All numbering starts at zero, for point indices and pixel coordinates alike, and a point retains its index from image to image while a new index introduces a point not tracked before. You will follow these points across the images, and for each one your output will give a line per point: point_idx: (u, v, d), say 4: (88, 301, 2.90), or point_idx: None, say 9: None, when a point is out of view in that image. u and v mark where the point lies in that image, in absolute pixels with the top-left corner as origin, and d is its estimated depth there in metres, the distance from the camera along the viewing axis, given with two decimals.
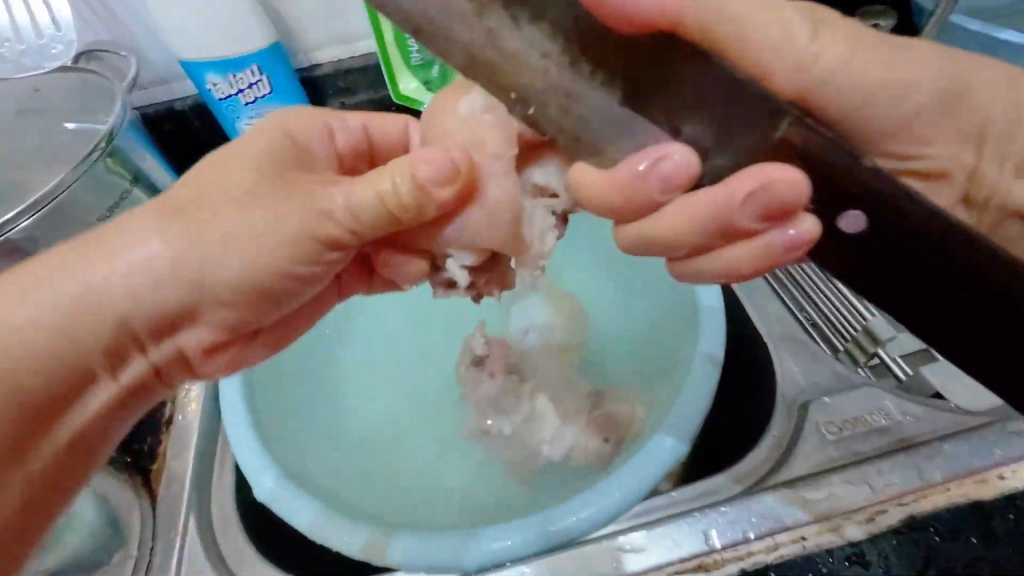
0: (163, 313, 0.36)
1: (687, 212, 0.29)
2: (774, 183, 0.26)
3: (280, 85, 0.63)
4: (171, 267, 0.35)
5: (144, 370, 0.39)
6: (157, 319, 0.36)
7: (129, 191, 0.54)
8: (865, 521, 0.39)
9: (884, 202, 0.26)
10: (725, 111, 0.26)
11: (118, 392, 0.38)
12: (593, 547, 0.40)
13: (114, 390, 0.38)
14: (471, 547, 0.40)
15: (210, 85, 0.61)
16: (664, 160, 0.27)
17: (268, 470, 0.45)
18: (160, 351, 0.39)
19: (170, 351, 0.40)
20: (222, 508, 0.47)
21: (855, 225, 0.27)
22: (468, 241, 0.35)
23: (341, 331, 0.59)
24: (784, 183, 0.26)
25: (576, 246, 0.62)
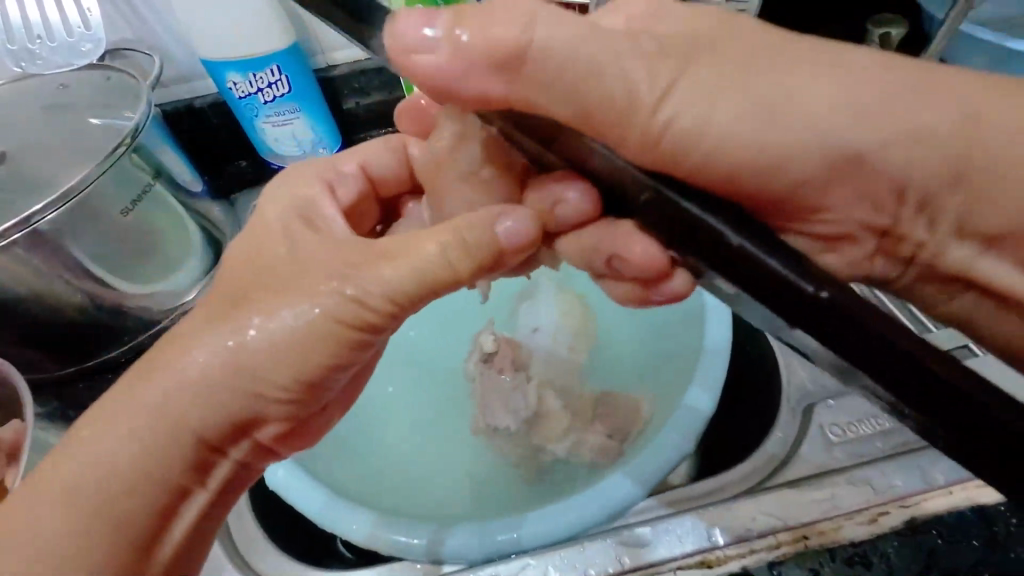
0: (229, 413, 0.34)
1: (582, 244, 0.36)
2: (631, 253, 0.33)
3: (299, 85, 0.64)
4: (208, 381, 0.33)
5: (227, 472, 0.36)
6: (226, 428, 0.34)
7: (150, 186, 0.55)
8: (866, 522, 0.39)
9: (733, 252, 0.26)
10: (614, 172, 0.29)
11: (211, 500, 0.36)
12: (599, 542, 0.40)
13: (206, 498, 0.36)
14: (480, 535, 0.41)
15: (230, 84, 0.63)
16: (561, 205, 0.34)
17: (281, 459, 0.46)
18: (239, 450, 0.36)
19: (246, 447, 0.37)
20: (235, 497, 0.48)
21: (693, 267, 0.31)
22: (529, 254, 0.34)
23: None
24: (635, 258, 0.33)
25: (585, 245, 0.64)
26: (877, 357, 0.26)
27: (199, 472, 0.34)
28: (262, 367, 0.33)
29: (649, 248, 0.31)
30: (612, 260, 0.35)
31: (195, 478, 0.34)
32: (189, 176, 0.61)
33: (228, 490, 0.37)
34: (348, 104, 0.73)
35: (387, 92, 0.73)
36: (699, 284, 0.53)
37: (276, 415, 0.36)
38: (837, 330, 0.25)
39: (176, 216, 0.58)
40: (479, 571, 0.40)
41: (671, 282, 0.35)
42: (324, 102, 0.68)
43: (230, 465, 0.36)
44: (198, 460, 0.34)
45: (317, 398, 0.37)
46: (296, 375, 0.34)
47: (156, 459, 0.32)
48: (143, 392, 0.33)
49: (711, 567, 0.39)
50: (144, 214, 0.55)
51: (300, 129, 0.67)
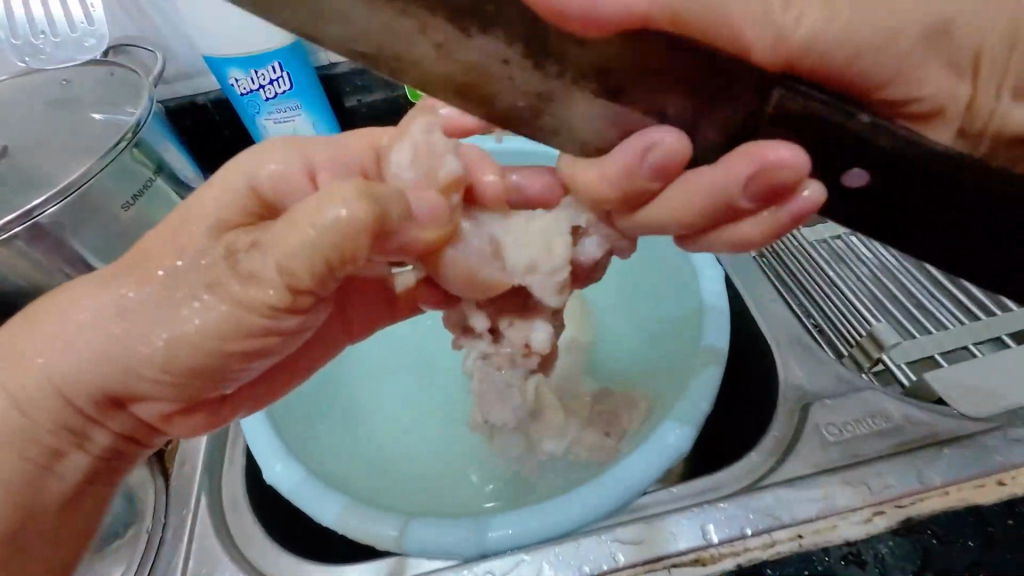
0: (110, 386, 0.35)
1: (681, 200, 0.31)
2: (770, 163, 0.28)
3: (300, 82, 0.65)
4: (92, 357, 0.34)
5: (111, 440, 0.39)
6: (104, 400, 0.36)
7: (152, 181, 0.55)
8: (862, 522, 0.39)
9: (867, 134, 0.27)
10: (705, 107, 0.28)
11: (93, 462, 0.40)
12: (592, 539, 0.40)
13: (87, 462, 0.39)
14: (476, 535, 0.41)
15: (232, 81, 0.63)
16: (654, 150, 0.29)
17: (278, 454, 0.46)
18: (119, 422, 0.39)
19: (130, 421, 0.39)
20: (233, 493, 0.48)
21: (858, 180, 0.28)
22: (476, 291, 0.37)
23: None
24: (782, 162, 0.27)
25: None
26: (942, 190, 0.28)
27: (77, 436, 0.37)
28: (164, 351, 0.33)
29: (795, 147, 0.27)
30: (741, 190, 0.29)
31: (73, 448, 0.38)
32: (191, 172, 0.62)
33: (112, 463, 0.41)
34: (349, 102, 0.74)
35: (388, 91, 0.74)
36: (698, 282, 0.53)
37: (159, 395, 0.37)
38: (932, 187, 0.28)
39: (178, 212, 0.59)
40: (475, 566, 0.40)
41: (801, 197, 0.29)
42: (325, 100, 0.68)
43: (113, 434, 0.39)
44: (78, 423, 0.37)
45: (224, 380, 0.38)
46: (180, 357, 0.34)
47: (26, 424, 0.35)
48: (23, 342, 0.35)
49: (704, 565, 0.39)
50: (145, 209, 0.55)
51: (301, 126, 0.68)
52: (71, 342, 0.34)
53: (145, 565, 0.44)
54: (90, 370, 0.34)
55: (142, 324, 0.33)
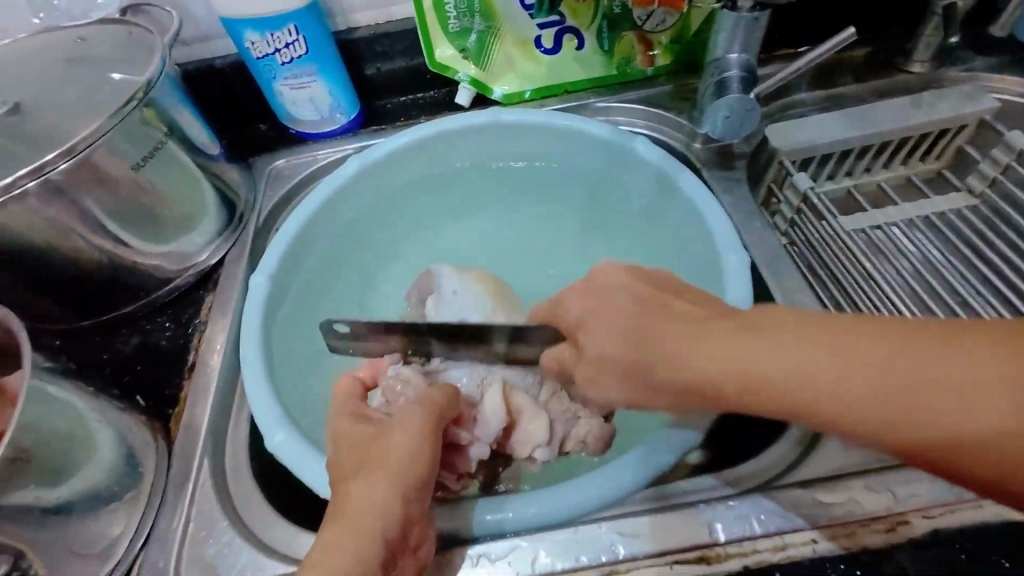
0: (378, 513, 0.34)
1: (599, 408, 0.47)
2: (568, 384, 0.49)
3: (317, 46, 0.63)
4: (386, 475, 0.36)
5: (422, 525, 0.37)
6: (399, 512, 0.35)
7: (164, 143, 0.54)
8: (884, 530, 0.36)
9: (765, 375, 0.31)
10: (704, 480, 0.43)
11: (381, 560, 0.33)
12: (593, 527, 0.39)
13: (417, 538, 0.36)
14: (470, 515, 0.40)
15: (249, 43, 0.62)
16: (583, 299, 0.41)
17: (280, 422, 0.47)
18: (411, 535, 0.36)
19: (413, 533, 0.36)
20: (234, 459, 0.47)
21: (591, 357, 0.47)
22: (411, 500, 0.36)
23: (372, 276, 0.64)
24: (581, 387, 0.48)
25: (604, 211, 0.65)
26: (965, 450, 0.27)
27: (406, 529, 0.35)
28: (380, 491, 0.35)
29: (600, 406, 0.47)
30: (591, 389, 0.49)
31: (419, 528, 0.37)
32: (206, 138, 0.60)
33: (414, 543, 0.36)
34: (367, 70, 0.73)
35: (407, 59, 0.73)
36: (723, 268, 0.52)
37: (419, 514, 0.36)
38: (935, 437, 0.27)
39: (191, 175, 0.58)
40: (472, 548, 0.39)
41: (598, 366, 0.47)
42: (341, 65, 0.67)
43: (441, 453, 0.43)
44: (401, 529, 0.35)
45: (420, 522, 0.37)
46: (390, 489, 0.35)
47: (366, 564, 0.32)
48: (349, 510, 0.34)
49: (708, 563, 0.37)
50: (157, 171, 0.54)
51: (318, 93, 0.67)
52: (361, 528, 0.33)
53: (141, 527, 0.43)
54: (406, 478, 0.36)
55: (376, 472, 0.36)
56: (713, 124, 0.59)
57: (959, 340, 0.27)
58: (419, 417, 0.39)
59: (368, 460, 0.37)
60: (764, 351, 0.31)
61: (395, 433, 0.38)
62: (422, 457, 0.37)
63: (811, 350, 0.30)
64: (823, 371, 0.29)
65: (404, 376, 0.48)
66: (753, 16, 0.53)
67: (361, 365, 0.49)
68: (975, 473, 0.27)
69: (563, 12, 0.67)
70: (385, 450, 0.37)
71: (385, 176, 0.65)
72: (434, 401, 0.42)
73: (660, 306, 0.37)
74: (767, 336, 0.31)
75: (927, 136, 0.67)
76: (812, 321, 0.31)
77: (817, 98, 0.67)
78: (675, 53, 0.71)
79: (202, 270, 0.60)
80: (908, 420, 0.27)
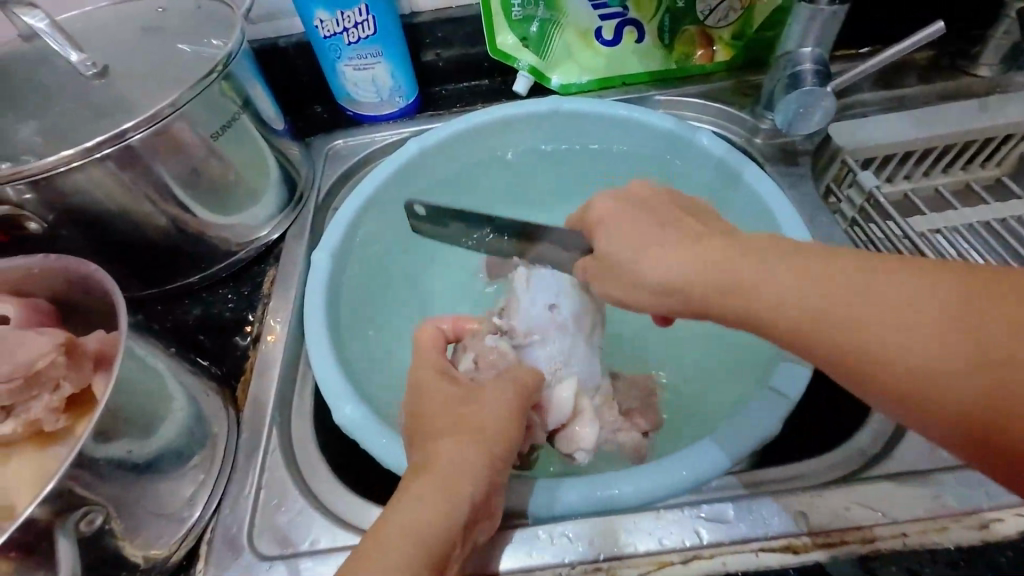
0: (465, 472, 0.34)
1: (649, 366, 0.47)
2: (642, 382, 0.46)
3: (384, 28, 0.63)
4: (473, 439, 0.36)
5: (498, 496, 0.37)
6: (483, 477, 0.35)
7: (237, 115, 0.54)
8: (976, 527, 0.36)
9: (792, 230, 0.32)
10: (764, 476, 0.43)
11: (463, 520, 0.33)
12: (675, 512, 0.39)
13: (492, 508, 0.36)
14: (547, 495, 0.40)
15: (317, 22, 0.62)
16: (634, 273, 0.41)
17: (349, 396, 0.47)
18: (489, 504, 0.36)
19: (491, 503, 0.36)
20: (301, 431, 0.47)
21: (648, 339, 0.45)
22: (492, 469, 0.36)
23: (432, 257, 0.64)
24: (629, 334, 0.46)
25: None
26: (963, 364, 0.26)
27: (486, 496, 0.35)
28: (466, 452, 0.35)
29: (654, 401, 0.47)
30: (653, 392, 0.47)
31: (495, 498, 0.37)
32: (273, 113, 0.61)
33: (489, 513, 0.36)
34: (426, 56, 0.73)
35: (465, 46, 0.73)
36: None
37: (498, 484, 0.36)
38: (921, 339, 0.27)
39: (259, 149, 0.58)
40: (550, 528, 0.39)
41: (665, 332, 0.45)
42: (404, 48, 0.67)
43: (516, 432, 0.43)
44: (483, 495, 0.35)
45: (497, 493, 0.37)
46: (476, 451, 0.35)
47: (449, 521, 0.32)
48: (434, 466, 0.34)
49: (795, 553, 0.36)
50: (230, 142, 0.54)
51: (380, 75, 0.67)
52: (448, 484, 0.33)
53: (214, 493, 0.43)
54: (491, 445, 0.36)
55: (462, 434, 0.36)
56: (785, 117, 0.58)
57: (948, 282, 0.27)
58: (506, 394, 0.40)
59: (453, 422, 0.37)
60: (768, 274, 0.32)
61: (478, 404, 0.39)
62: (506, 430, 0.38)
63: (812, 291, 0.30)
64: (820, 295, 0.30)
65: (500, 349, 0.47)
66: (832, 10, 0.53)
67: (445, 317, 0.48)
68: (950, 404, 0.26)
69: (627, 4, 0.67)
70: (472, 415, 0.38)
71: (442, 161, 0.65)
72: (521, 381, 0.42)
73: (686, 233, 0.37)
74: (788, 280, 0.31)
75: (991, 141, 0.66)
76: (812, 255, 0.31)
77: (880, 98, 0.67)
78: (736, 49, 0.71)
79: (263, 246, 0.61)
80: (893, 358, 0.28)
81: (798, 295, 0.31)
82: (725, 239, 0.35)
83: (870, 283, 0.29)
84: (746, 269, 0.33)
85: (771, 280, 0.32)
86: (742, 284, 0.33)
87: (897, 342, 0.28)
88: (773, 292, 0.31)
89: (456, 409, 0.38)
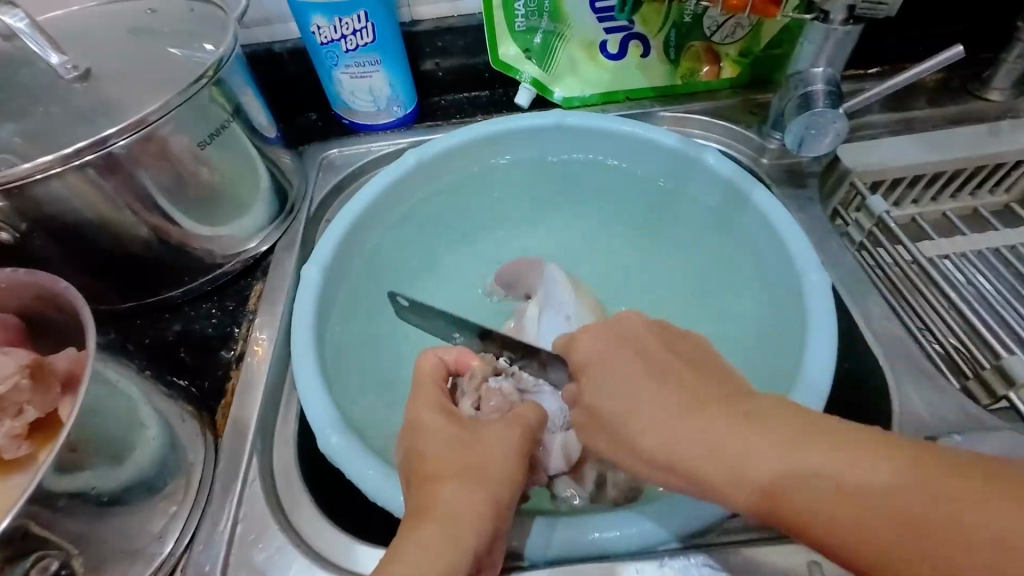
0: (469, 522, 0.32)
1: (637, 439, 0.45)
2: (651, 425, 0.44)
3: (383, 36, 0.61)
4: (479, 484, 0.34)
5: (500, 544, 0.35)
6: (487, 526, 0.33)
7: (227, 123, 0.52)
8: None
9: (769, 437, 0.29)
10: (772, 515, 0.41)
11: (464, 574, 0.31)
12: (675, 558, 0.37)
13: (493, 558, 0.34)
14: (544, 537, 0.38)
15: (314, 28, 0.60)
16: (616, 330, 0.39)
17: (336, 423, 0.45)
18: (490, 554, 0.34)
19: (492, 552, 0.34)
20: (284, 459, 0.45)
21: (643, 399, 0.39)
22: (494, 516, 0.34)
23: (430, 271, 0.62)
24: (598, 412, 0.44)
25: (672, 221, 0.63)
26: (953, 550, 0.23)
27: (489, 545, 0.33)
28: (470, 499, 0.33)
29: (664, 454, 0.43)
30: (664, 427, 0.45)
31: (496, 547, 0.34)
32: (265, 121, 0.58)
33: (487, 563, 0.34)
34: (425, 65, 0.71)
35: (467, 56, 0.71)
36: (802, 289, 0.50)
37: (499, 533, 0.34)
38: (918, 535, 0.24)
39: (248, 158, 0.55)
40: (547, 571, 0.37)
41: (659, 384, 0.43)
42: (403, 56, 0.65)
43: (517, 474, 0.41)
44: (486, 545, 0.33)
45: (498, 541, 0.35)
46: (481, 499, 0.33)
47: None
48: (437, 512, 0.32)
49: None
50: (218, 152, 0.51)
51: (378, 84, 0.65)
52: (451, 534, 0.31)
53: (187, 526, 0.40)
54: (495, 491, 0.34)
55: (467, 478, 0.34)
56: (795, 138, 0.57)
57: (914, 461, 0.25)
58: (511, 434, 0.38)
59: (457, 464, 0.35)
60: (740, 453, 0.29)
61: (481, 443, 0.37)
62: (511, 472, 0.36)
63: (787, 456, 0.27)
64: (772, 458, 0.28)
65: (503, 393, 0.46)
66: (846, 31, 0.51)
67: (449, 349, 0.47)
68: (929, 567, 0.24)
69: (634, 18, 0.66)
70: (476, 456, 0.36)
71: (439, 173, 0.63)
72: (527, 421, 0.41)
73: (666, 379, 0.33)
74: (746, 450, 0.28)
75: (1000, 167, 0.65)
76: (786, 439, 0.28)
77: (890, 120, 0.65)
78: (743, 66, 0.69)
79: (251, 258, 0.58)
80: (845, 485, 0.26)
81: (800, 466, 0.27)
82: (699, 406, 0.31)
83: (859, 482, 0.25)
84: (721, 436, 0.29)
85: (751, 451, 0.28)
86: (715, 460, 0.29)
87: (862, 488, 0.25)
88: (752, 469, 0.28)
89: (457, 447, 0.36)
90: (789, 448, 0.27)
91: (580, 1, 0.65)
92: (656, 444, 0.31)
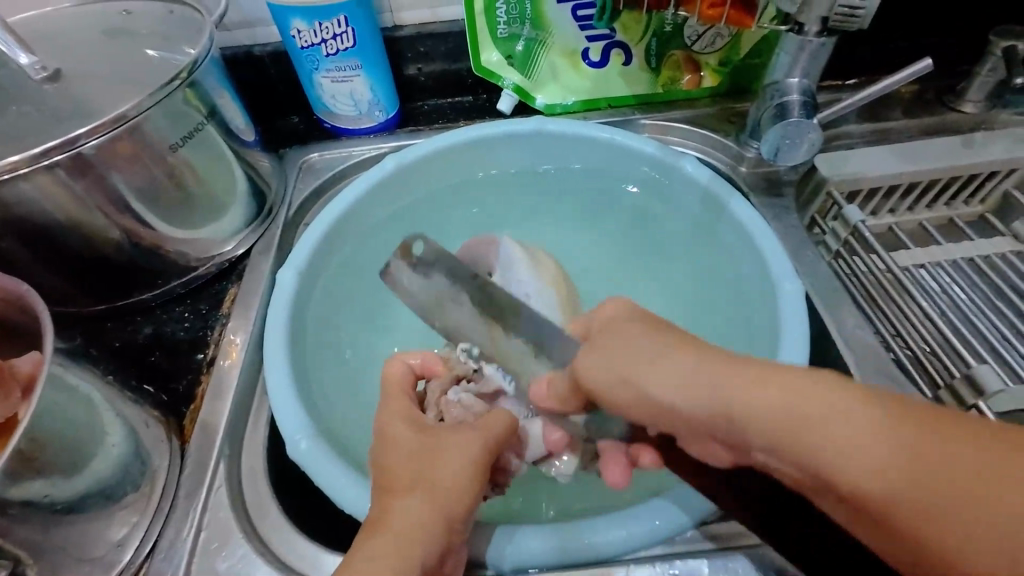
0: (420, 528, 0.32)
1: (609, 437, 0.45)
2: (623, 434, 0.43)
3: (364, 40, 0.61)
4: (434, 492, 0.34)
5: (454, 550, 0.35)
6: (438, 532, 0.33)
7: (202, 125, 0.52)
8: None
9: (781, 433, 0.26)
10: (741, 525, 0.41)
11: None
12: (639, 569, 0.37)
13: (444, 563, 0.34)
14: (511, 546, 0.38)
15: (294, 32, 0.59)
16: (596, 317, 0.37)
17: (305, 430, 0.44)
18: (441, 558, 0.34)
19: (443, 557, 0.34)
20: (253, 466, 0.44)
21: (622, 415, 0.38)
22: (449, 522, 0.33)
23: None
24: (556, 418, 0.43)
25: (643, 232, 0.63)
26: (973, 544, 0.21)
27: (440, 549, 0.33)
28: (425, 506, 0.33)
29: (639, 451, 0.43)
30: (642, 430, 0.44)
31: (451, 552, 0.35)
32: (243, 124, 0.58)
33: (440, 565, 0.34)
34: (408, 70, 0.71)
35: (449, 62, 0.72)
36: (776, 298, 0.50)
37: (456, 539, 0.34)
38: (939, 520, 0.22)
39: (224, 160, 0.55)
40: None
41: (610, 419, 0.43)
42: (384, 61, 0.65)
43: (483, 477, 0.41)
44: (436, 551, 0.33)
45: (453, 546, 0.34)
46: (434, 507, 0.33)
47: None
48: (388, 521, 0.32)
49: None
50: (192, 153, 0.51)
51: (359, 88, 0.65)
52: (400, 539, 0.31)
53: (149, 533, 0.40)
54: (452, 498, 0.34)
55: (425, 485, 0.34)
56: (771, 147, 0.57)
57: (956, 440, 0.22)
58: (476, 439, 0.37)
59: (416, 471, 0.35)
60: (758, 415, 0.26)
61: (446, 449, 0.36)
62: (473, 478, 0.35)
63: (810, 434, 0.24)
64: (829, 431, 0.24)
65: (465, 402, 0.46)
66: (820, 42, 0.52)
67: (415, 355, 0.47)
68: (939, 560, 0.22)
69: (614, 26, 0.66)
70: (437, 464, 0.35)
71: (419, 177, 0.63)
72: (497, 426, 0.39)
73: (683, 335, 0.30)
74: (766, 424, 0.26)
75: (974, 178, 0.66)
76: (822, 391, 0.25)
77: (866, 130, 0.66)
78: (723, 76, 0.70)
79: (226, 261, 0.58)
80: (865, 480, 0.23)
81: (804, 433, 0.25)
82: (710, 351, 0.29)
83: (898, 461, 0.22)
84: (740, 386, 0.26)
85: (776, 414, 0.25)
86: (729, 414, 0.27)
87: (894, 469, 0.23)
88: (760, 432, 0.26)
89: (422, 454, 0.36)
90: (832, 417, 0.24)
91: (561, 9, 0.65)
92: (666, 390, 0.29)
